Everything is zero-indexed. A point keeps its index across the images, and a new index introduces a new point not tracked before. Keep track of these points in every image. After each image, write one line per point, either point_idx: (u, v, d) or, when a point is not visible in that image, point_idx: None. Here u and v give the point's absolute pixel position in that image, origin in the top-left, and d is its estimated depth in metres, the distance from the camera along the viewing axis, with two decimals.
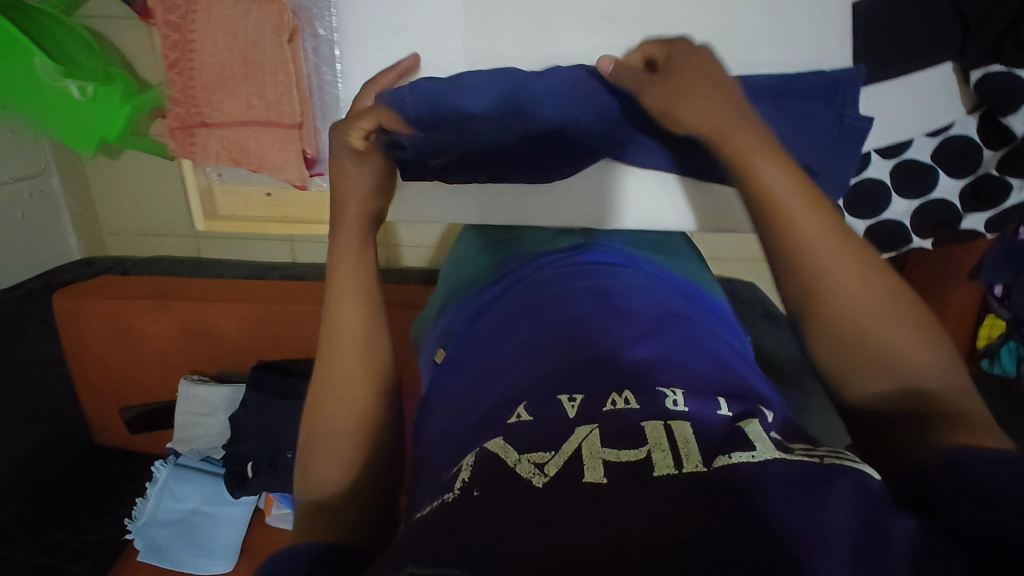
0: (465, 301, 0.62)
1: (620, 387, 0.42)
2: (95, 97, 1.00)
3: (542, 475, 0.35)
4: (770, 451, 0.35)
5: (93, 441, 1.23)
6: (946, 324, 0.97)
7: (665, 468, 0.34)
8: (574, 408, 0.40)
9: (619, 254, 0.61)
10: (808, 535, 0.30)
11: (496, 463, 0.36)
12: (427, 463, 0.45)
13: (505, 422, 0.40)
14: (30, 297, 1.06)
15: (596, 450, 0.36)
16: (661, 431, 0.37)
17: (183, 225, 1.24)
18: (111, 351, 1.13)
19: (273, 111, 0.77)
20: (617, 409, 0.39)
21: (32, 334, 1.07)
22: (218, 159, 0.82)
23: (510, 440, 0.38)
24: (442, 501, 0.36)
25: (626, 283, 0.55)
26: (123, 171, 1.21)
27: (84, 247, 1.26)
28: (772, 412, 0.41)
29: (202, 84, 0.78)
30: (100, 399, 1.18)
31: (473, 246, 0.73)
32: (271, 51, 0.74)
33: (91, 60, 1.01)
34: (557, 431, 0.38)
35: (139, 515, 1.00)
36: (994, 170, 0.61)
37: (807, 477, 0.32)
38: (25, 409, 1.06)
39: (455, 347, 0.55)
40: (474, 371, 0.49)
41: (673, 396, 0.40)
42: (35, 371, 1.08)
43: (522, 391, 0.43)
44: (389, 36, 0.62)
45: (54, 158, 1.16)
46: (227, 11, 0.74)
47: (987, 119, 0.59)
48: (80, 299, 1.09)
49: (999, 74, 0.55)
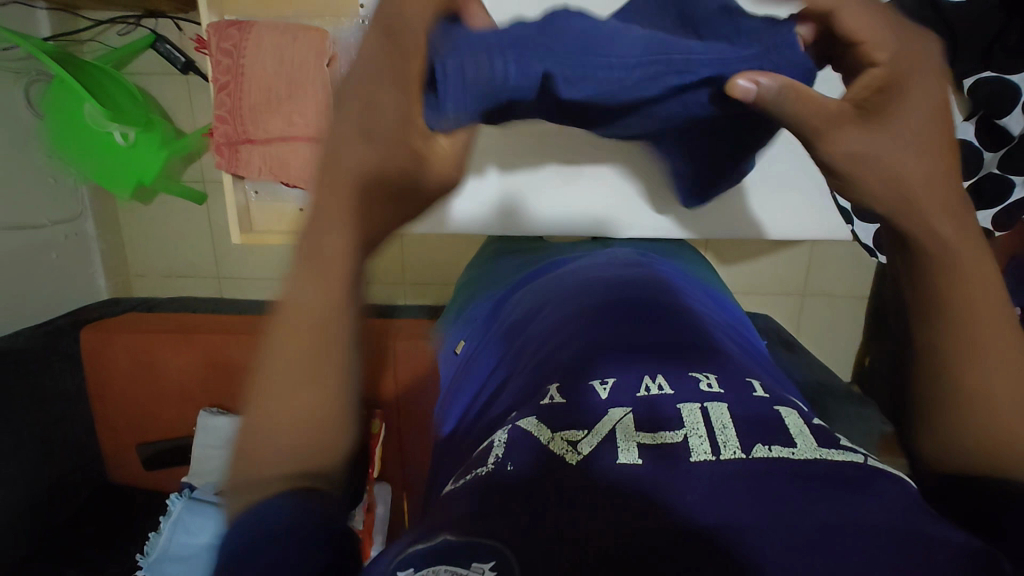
0: (491, 305, 0.66)
1: (653, 373, 0.43)
2: (135, 142, 1.05)
3: (576, 453, 0.36)
4: (812, 449, 0.35)
5: (109, 478, 1.22)
6: None
7: (701, 454, 0.35)
8: (606, 390, 0.41)
9: (650, 262, 0.63)
10: (846, 526, 0.29)
11: (528, 439, 0.37)
12: (456, 450, 0.46)
13: (539, 403, 0.41)
14: (59, 333, 1.10)
15: (630, 433, 0.37)
16: (698, 416, 0.37)
17: (209, 266, 1.28)
18: (134, 385, 1.15)
19: (312, 129, 0.83)
20: (651, 394, 0.40)
21: (59, 369, 1.09)
22: (260, 174, 0.86)
23: (542, 419, 0.39)
24: (476, 474, 0.36)
25: (660, 287, 0.56)
26: (154, 216, 1.26)
27: (112, 288, 1.30)
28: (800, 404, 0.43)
29: (249, 106, 0.83)
30: (120, 436, 1.19)
31: (510, 261, 0.75)
32: (312, 77, 0.81)
33: (135, 107, 1.08)
34: (589, 413, 0.39)
35: (151, 550, 0.98)
36: (995, 170, 0.62)
37: (851, 475, 0.32)
38: (45, 444, 1.07)
39: (480, 354, 0.58)
40: (514, 366, 0.50)
41: (706, 380, 0.42)
42: (59, 407, 1.10)
43: (549, 378, 0.44)
44: None
45: (91, 204, 1.22)
46: (276, 40, 0.80)
47: (984, 125, 0.61)
48: (108, 334, 1.12)
49: (989, 80, 0.59)
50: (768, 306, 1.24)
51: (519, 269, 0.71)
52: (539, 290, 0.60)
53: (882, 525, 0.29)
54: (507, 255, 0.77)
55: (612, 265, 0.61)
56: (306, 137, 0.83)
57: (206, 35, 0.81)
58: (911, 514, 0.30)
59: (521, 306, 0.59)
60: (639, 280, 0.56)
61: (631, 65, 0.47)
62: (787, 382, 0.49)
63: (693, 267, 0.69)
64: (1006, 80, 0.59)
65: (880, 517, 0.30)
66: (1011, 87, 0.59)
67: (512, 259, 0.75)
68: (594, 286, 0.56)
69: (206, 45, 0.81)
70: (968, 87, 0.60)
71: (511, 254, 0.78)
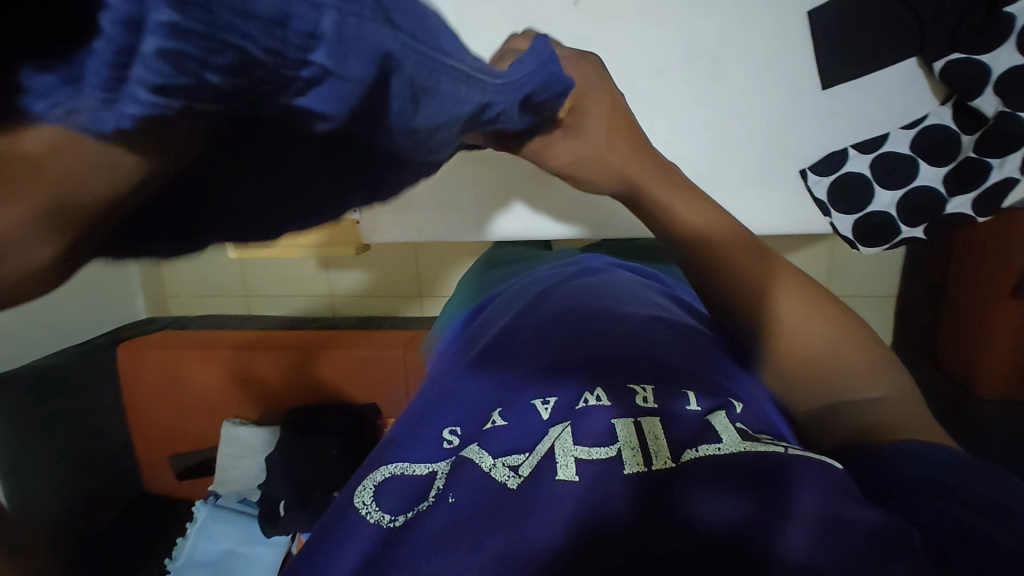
0: (464, 320, 0.68)
1: (593, 386, 0.41)
2: None
3: (517, 477, 0.35)
4: (736, 442, 0.35)
5: (144, 490, 1.29)
6: None
7: (634, 465, 0.34)
8: (548, 411, 0.39)
9: (616, 270, 0.63)
10: (768, 512, 0.31)
11: (468, 467, 0.35)
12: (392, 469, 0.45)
13: (481, 428, 0.39)
14: (97, 351, 1.21)
15: (568, 448, 0.36)
16: (631, 429, 0.37)
17: (235, 283, 1.35)
18: (162, 400, 1.22)
19: None
20: (588, 406, 0.39)
21: (94, 385, 1.18)
22: None
23: (484, 446, 0.37)
24: (417, 510, 0.34)
25: (617, 297, 0.55)
26: None
27: (149, 306, 1.39)
28: (744, 403, 0.41)
29: None
30: (152, 450, 1.26)
31: (486, 282, 0.76)
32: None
33: None
34: (533, 434, 0.38)
35: (178, 555, 1.04)
36: (972, 153, 0.66)
37: (769, 465, 0.33)
38: (84, 456, 1.16)
39: (444, 366, 0.58)
40: (441, 388, 0.48)
41: (643, 394, 0.40)
42: (95, 420, 1.19)
43: (489, 392, 0.43)
44: None
45: None
46: None
47: (958, 108, 0.65)
48: (138, 349, 1.20)
49: (959, 61, 0.61)
50: None
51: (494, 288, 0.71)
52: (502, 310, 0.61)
53: (807, 510, 0.30)
54: (477, 282, 0.77)
55: (576, 278, 0.61)
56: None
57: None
58: (831, 499, 0.31)
59: (481, 328, 0.59)
60: (597, 287, 0.58)
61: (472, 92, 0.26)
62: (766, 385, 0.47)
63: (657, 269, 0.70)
64: (975, 60, 0.61)
65: (804, 503, 0.31)
66: (980, 67, 0.61)
67: (488, 282, 0.76)
68: (549, 302, 0.55)
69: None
70: (939, 69, 0.62)
71: (501, 267, 0.78)
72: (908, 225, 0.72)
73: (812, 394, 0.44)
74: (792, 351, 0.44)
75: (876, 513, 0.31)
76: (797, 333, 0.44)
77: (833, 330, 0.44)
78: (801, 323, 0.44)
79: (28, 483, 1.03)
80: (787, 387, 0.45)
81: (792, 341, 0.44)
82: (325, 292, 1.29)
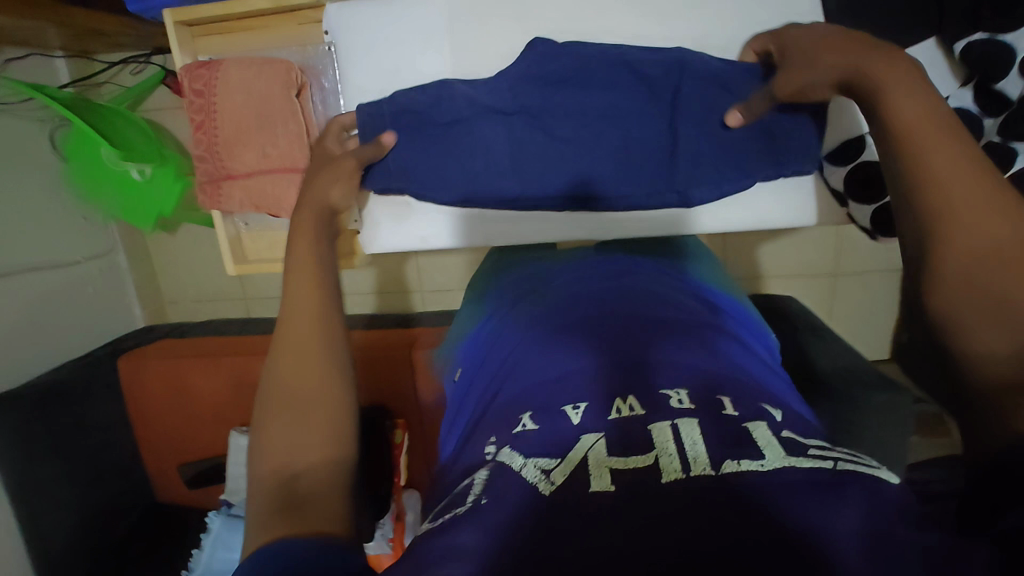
0: (490, 317, 0.66)
1: (625, 393, 0.42)
2: (151, 177, 1.09)
3: (549, 483, 0.36)
4: (780, 458, 0.35)
5: (156, 498, 1.30)
6: None
7: (672, 472, 0.35)
8: (578, 415, 0.41)
9: (653, 267, 0.64)
10: (817, 533, 0.30)
11: (501, 471, 0.38)
12: (441, 480, 0.46)
13: (511, 431, 0.42)
14: (98, 362, 1.19)
15: (602, 459, 0.37)
16: (667, 435, 0.37)
17: (233, 288, 1.36)
18: (168, 411, 1.21)
19: (284, 157, 0.84)
20: (621, 416, 0.40)
21: (101, 397, 1.17)
22: (243, 208, 0.86)
23: (515, 449, 0.39)
24: (453, 512, 0.36)
25: (663, 295, 0.56)
26: (180, 245, 1.34)
27: (147, 315, 1.37)
28: (780, 410, 0.42)
29: (224, 138, 0.84)
30: (161, 460, 1.26)
31: (499, 271, 0.76)
32: (281, 103, 0.82)
33: (145, 142, 1.10)
34: (565, 439, 0.40)
35: (196, 565, 1.03)
36: (996, 137, 0.65)
37: (821, 482, 0.33)
38: (94, 469, 1.16)
39: (476, 374, 0.58)
40: (508, 389, 0.48)
41: (677, 396, 0.41)
42: (103, 433, 1.18)
43: (528, 404, 0.44)
44: (387, 83, 0.76)
45: (120, 239, 1.31)
46: (245, 73, 0.82)
47: (980, 90, 0.65)
48: (140, 359, 1.20)
49: (981, 41, 0.63)
50: (796, 290, 1.19)
51: (518, 275, 0.71)
52: (550, 302, 0.58)
53: (853, 530, 0.30)
54: (490, 274, 0.78)
55: (616, 275, 0.60)
56: (283, 164, 0.84)
57: (180, 76, 0.83)
58: (878, 517, 0.31)
59: (528, 319, 0.57)
60: (644, 288, 0.57)
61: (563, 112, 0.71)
62: (794, 394, 0.49)
63: (683, 253, 0.73)
64: (999, 41, 0.62)
65: (846, 524, 0.31)
66: (1003, 49, 0.62)
67: (502, 270, 0.76)
68: (606, 302, 0.54)
69: (181, 86, 0.84)
70: (960, 49, 0.64)
71: (516, 264, 0.75)
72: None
73: (985, 324, 0.37)
74: (965, 276, 0.39)
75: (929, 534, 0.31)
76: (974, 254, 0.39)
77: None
78: (977, 245, 0.39)
79: (40, 500, 1.05)
80: (967, 322, 0.38)
81: (960, 262, 0.39)
82: None
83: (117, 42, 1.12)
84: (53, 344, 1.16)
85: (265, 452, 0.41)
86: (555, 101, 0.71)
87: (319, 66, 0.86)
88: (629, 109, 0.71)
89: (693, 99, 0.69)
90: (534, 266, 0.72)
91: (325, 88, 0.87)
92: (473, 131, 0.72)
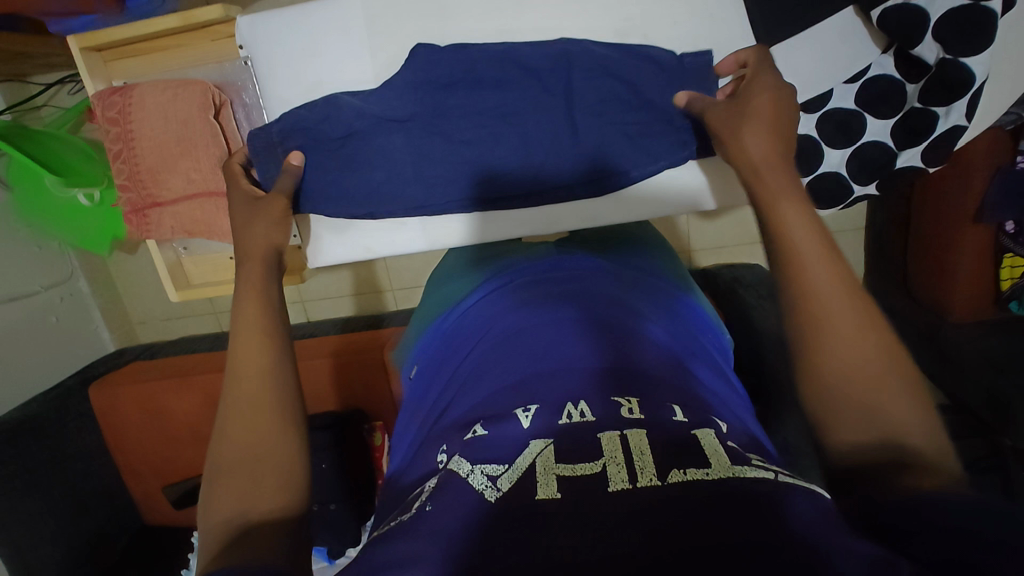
0: (442, 320, 0.65)
1: (576, 398, 0.42)
2: (102, 201, 1.06)
3: (495, 489, 0.36)
4: (725, 467, 0.35)
5: (144, 521, 1.30)
6: (962, 274, 0.94)
7: (619, 483, 0.35)
8: (528, 418, 0.40)
9: (589, 262, 0.64)
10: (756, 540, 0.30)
11: (449, 477, 0.37)
12: (395, 482, 0.47)
13: (462, 438, 0.41)
14: (69, 393, 1.17)
15: (550, 465, 0.37)
16: (616, 443, 0.37)
17: (202, 303, 1.34)
18: (145, 435, 1.21)
19: (207, 182, 0.82)
20: (572, 421, 0.40)
21: (74, 428, 1.16)
22: (174, 234, 0.85)
23: (464, 454, 0.39)
24: (400, 521, 0.37)
25: (610, 293, 0.56)
26: (142, 264, 1.31)
27: (116, 338, 1.35)
28: (727, 424, 0.42)
29: (146, 167, 0.82)
30: (144, 484, 1.25)
31: (462, 262, 0.77)
32: (199, 127, 0.80)
33: (92, 167, 1.04)
34: (515, 444, 0.39)
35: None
36: (917, 103, 0.72)
37: (763, 492, 0.33)
38: (75, 500, 1.15)
39: (432, 375, 0.57)
40: (462, 396, 0.47)
41: (628, 405, 0.41)
42: (81, 463, 1.17)
43: (481, 411, 0.44)
44: (307, 92, 0.74)
45: (79, 262, 1.27)
46: (158, 97, 0.80)
47: (900, 56, 0.71)
48: (108, 388, 1.18)
49: (895, 9, 0.66)
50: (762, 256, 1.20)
51: (465, 276, 0.72)
52: (505, 298, 0.58)
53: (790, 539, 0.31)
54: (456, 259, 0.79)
55: (562, 274, 0.61)
56: (209, 188, 0.83)
57: (92, 104, 0.81)
58: (817, 528, 0.32)
59: (484, 317, 0.57)
60: (599, 291, 0.56)
61: (490, 115, 0.71)
62: (726, 383, 0.50)
63: (619, 244, 0.75)
64: (911, 7, 0.66)
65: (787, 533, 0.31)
66: (916, 13, 0.66)
67: (464, 260, 0.77)
68: (557, 302, 0.54)
69: (94, 113, 0.82)
70: (876, 18, 0.67)
71: (463, 269, 0.74)
72: (859, 184, 0.78)
73: (851, 428, 0.41)
74: (840, 378, 0.42)
75: (866, 545, 0.31)
76: (845, 366, 0.42)
77: (885, 373, 0.41)
78: (850, 362, 0.42)
79: (24, 536, 1.04)
80: (825, 414, 0.43)
81: (835, 374, 0.42)
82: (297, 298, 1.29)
83: (48, 63, 1.08)
84: (22, 377, 1.14)
85: (216, 491, 0.43)
86: (467, 104, 0.71)
87: (237, 82, 0.83)
88: (548, 115, 0.71)
89: (617, 102, 0.70)
90: (483, 262, 0.74)
91: (248, 104, 0.85)
92: (369, 143, 0.72)
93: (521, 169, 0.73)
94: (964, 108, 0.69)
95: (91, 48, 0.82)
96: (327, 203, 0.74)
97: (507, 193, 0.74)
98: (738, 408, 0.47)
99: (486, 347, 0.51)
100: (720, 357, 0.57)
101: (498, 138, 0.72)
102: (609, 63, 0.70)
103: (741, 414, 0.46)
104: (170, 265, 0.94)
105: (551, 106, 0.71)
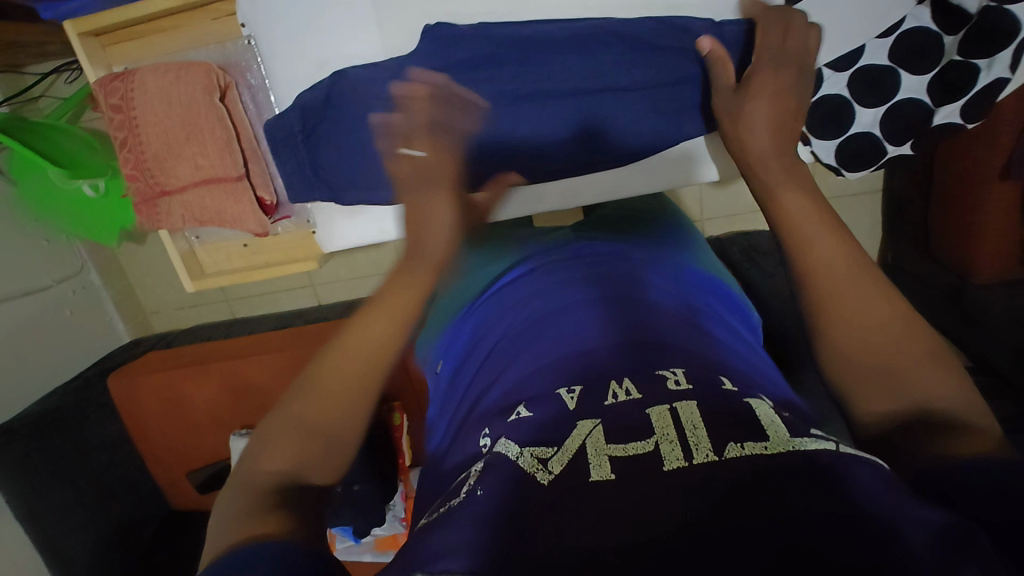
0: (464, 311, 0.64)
1: (620, 376, 0.41)
2: (106, 191, 1.06)
3: (547, 472, 0.35)
4: (782, 440, 0.34)
5: (170, 506, 1.32)
6: (987, 236, 0.92)
7: (674, 460, 0.34)
8: (573, 400, 0.40)
9: (611, 244, 0.61)
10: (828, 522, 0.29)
11: (498, 460, 0.36)
12: (438, 469, 0.46)
13: (506, 421, 0.40)
14: (88, 385, 1.18)
15: (601, 447, 0.36)
16: (667, 419, 0.36)
17: (214, 291, 1.34)
18: (168, 423, 1.22)
19: (216, 167, 0.81)
20: (618, 400, 0.39)
21: (96, 419, 1.17)
22: (185, 223, 0.84)
23: (511, 437, 0.38)
24: (449, 506, 0.36)
25: (636, 269, 0.55)
26: (151, 253, 1.31)
27: (131, 329, 1.35)
28: (772, 396, 0.41)
29: (153, 154, 0.81)
30: (168, 471, 1.27)
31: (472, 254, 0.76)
32: (204, 109, 0.78)
33: (96, 157, 1.03)
34: (560, 425, 0.38)
35: None
36: (957, 56, 0.70)
37: (823, 463, 0.32)
38: (100, 491, 1.16)
39: (462, 363, 0.56)
40: (499, 378, 0.46)
41: (674, 377, 0.40)
42: (105, 453, 1.18)
43: (519, 394, 0.43)
44: (315, 71, 0.72)
45: (89, 256, 1.26)
46: (160, 80, 0.78)
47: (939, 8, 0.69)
48: (129, 378, 1.19)
49: None
50: None
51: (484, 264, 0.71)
52: (531, 279, 0.57)
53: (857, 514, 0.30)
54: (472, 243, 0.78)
55: (586, 253, 0.59)
56: (215, 174, 0.81)
57: (93, 92, 0.79)
58: (887, 500, 0.31)
59: (510, 301, 0.56)
60: (628, 269, 0.55)
61: (511, 87, 0.68)
62: (767, 361, 0.49)
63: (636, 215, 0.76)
64: None
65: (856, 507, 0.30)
66: None
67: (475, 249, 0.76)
68: (582, 282, 0.53)
69: (96, 102, 0.80)
70: None
71: (482, 255, 0.73)
72: (894, 144, 0.76)
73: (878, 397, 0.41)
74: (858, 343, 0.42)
75: (931, 512, 0.30)
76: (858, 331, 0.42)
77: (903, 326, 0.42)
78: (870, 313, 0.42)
79: (54, 525, 1.06)
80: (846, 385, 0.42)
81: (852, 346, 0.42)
82: (308, 283, 1.30)
83: (44, 52, 1.06)
84: (41, 372, 1.15)
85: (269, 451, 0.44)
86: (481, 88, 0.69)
87: (241, 62, 0.83)
88: (563, 88, 0.68)
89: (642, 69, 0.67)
90: (495, 252, 0.72)
91: (253, 86, 0.84)
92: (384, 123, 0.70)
93: (539, 144, 0.72)
94: (1009, 58, 0.68)
95: (88, 32, 0.80)
96: (345, 188, 0.74)
97: (526, 167, 0.73)
98: (781, 382, 0.46)
99: (517, 329, 0.50)
100: (756, 337, 0.55)
101: (516, 115, 0.70)
102: (628, 38, 0.66)
103: (785, 391, 0.45)
104: (185, 254, 0.93)
105: (572, 72, 0.68)
